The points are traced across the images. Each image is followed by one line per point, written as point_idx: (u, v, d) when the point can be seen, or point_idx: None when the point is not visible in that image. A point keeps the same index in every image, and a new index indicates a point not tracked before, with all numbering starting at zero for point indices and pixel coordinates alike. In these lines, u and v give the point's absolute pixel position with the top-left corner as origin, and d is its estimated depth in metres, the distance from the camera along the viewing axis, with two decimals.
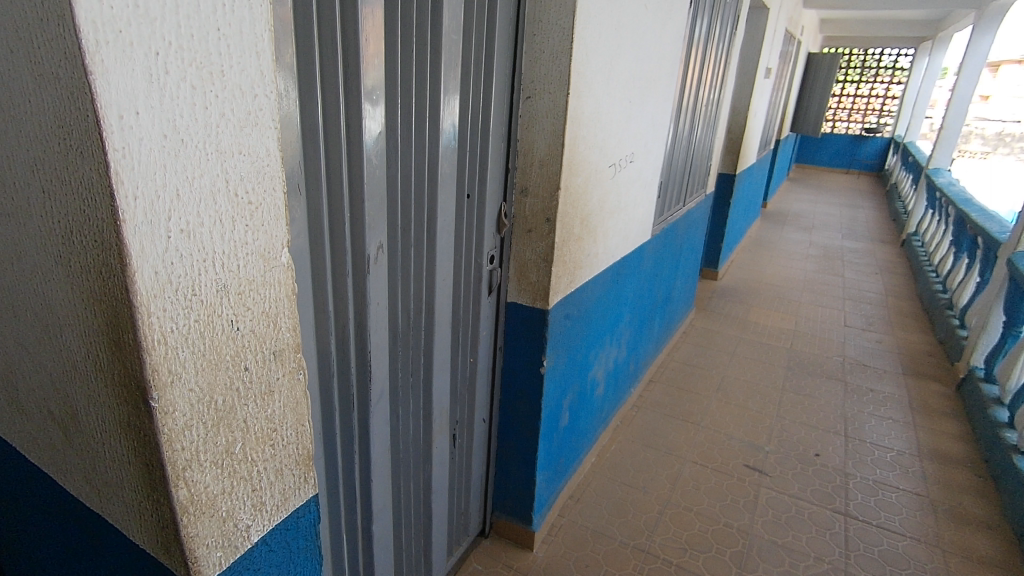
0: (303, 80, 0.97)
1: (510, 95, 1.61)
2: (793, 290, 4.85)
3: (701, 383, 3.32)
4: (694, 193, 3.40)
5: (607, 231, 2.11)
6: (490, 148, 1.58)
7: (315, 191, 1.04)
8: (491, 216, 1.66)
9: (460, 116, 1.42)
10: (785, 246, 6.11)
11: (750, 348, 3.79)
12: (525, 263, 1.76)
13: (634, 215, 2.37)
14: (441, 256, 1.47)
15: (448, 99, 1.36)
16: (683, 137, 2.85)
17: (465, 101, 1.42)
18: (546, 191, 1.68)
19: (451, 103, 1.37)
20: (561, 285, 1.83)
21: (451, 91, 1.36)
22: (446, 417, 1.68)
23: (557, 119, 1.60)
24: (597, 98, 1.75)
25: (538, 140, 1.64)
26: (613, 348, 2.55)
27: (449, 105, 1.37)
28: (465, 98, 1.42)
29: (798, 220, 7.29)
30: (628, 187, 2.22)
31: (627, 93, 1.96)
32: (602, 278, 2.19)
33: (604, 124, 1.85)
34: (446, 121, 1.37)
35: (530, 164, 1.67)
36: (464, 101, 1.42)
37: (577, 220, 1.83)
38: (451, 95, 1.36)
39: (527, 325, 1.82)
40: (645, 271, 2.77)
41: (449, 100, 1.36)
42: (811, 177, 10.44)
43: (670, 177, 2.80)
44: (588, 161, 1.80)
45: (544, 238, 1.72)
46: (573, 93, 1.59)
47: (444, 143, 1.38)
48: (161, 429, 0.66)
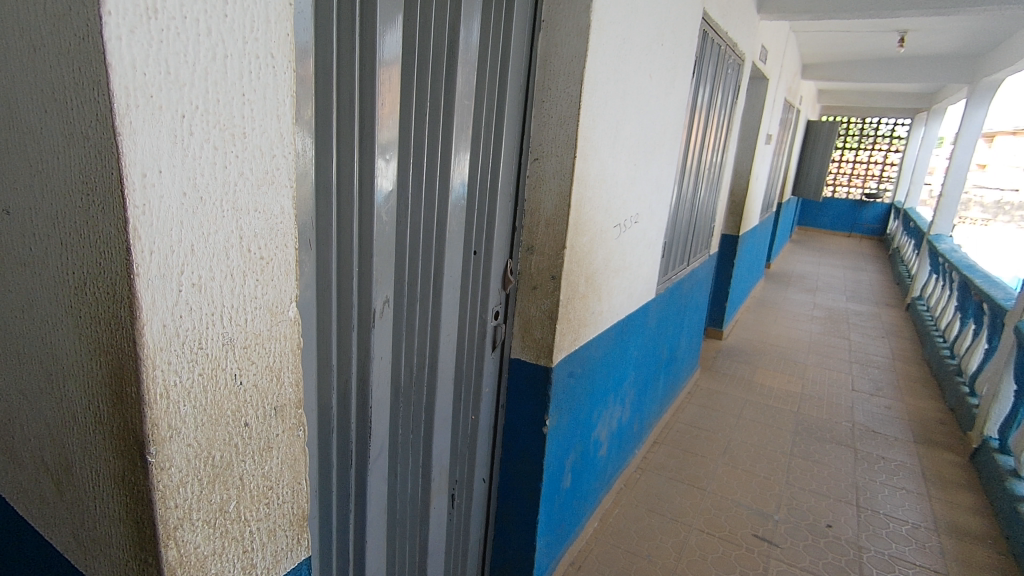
0: (320, 140, 1.01)
1: (519, 156, 1.66)
2: (798, 352, 4.81)
3: (707, 446, 3.25)
4: (698, 254, 3.43)
5: (611, 289, 2.12)
6: (498, 207, 1.61)
7: (325, 246, 1.06)
8: (496, 272, 1.68)
9: (469, 176, 1.46)
10: (789, 307, 6.11)
11: (756, 411, 3.72)
12: (529, 320, 1.77)
13: (639, 274, 2.38)
14: (447, 311, 1.48)
15: (458, 160, 1.40)
16: (686, 199, 2.90)
17: (475, 162, 1.47)
18: (552, 250, 1.70)
19: (461, 164, 1.41)
20: (565, 343, 1.82)
21: (461, 152, 1.40)
22: (446, 477, 1.64)
23: (564, 180, 1.64)
24: (603, 161, 1.80)
25: (545, 201, 1.67)
26: (617, 408, 2.51)
27: (459, 166, 1.41)
28: (475, 159, 1.46)
29: (802, 282, 7.32)
30: (633, 247, 2.24)
31: (632, 156, 2.02)
32: (606, 337, 2.18)
33: (610, 185, 1.90)
34: (455, 180, 1.40)
35: (537, 223, 1.70)
36: (474, 162, 1.46)
37: (582, 278, 1.84)
38: (461, 156, 1.40)
39: (530, 383, 1.80)
40: (650, 330, 2.76)
41: (459, 161, 1.40)
42: (814, 240, 10.55)
43: (674, 237, 2.84)
44: (594, 221, 1.83)
45: (549, 295, 1.72)
46: (579, 156, 1.64)
47: (453, 201, 1.41)
48: (155, 485, 0.64)
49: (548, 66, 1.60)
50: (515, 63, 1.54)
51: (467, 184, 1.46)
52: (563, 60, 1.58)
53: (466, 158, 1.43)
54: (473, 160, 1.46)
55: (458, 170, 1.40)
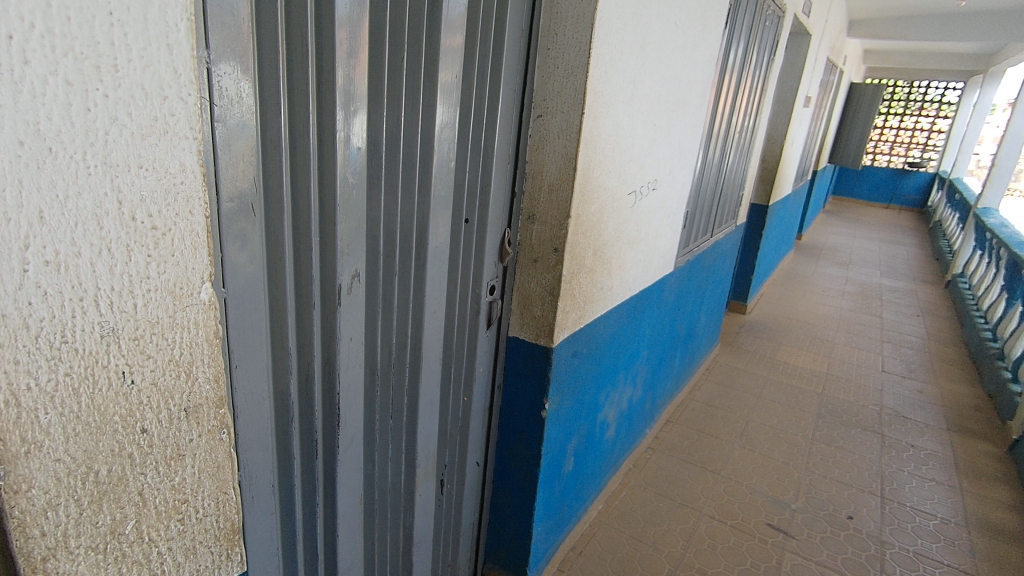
0: (267, 88, 0.85)
1: (520, 113, 1.47)
2: (827, 329, 4.57)
3: (724, 427, 3.10)
4: (723, 224, 3.21)
5: (624, 263, 1.94)
6: (496, 169, 1.43)
7: (275, 213, 0.91)
8: (493, 243, 1.51)
9: (459, 134, 1.28)
10: (820, 282, 5.82)
11: (778, 391, 3.54)
12: (529, 295, 1.61)
13: (655, 246, 2.19)
14: (432, 285, 1.33)
15: (445, 113, 1.22)
16: (713, 165, 2.67)
17: (466, 117, 1.29)
18: (555, 219, 1.52)
19: (448, 118, 1.23)
20: (569, 321, 1.66)
21: (449, 105, 1.22)
22: (433, 462, 1.53)
23: (570, 140, 1.44)
24: (616, 119, 1.60)
25: (548, 163, 1.49)
26: (627, 387, 2.37)
27: (446, 122, 1.23)
28: (466, 114, 1.29)
29: (833, 255, 6.98)
30: (649, 216, 2.05)
31: (651, 114, 1.81)
32: (616, 315, 2.01)
33: (625, 147, 1.69)
34: (441, 137, 1.23)
35: (539, 189, 1.52)
36: (464, 118, 1.29)
37: (589, 250, 1.66)
38: (448, 109, 1.23)
39: (529, 363, 1.66)
40: (666, 305, 2.58)
41: (446, 115, 1.22)
42: (850, 211, 10.07)
43: (698, 206, 2.62)
44: (604, 187, 1.64)
45: (551, 269, 1.56)
46: (588, 112, 1.44)
47: (440, 163, 1.24)
48: (8, 513, 0.51)
49: (554, 8, 1.39)
50: (515, 4, 1.34)
51: (457, 142, 1.28)
52: (571, 1, 1.37)
53: (455, 112, 1.25)
54: (464, 117, 1.28)
55: (445, 125, 1.23)
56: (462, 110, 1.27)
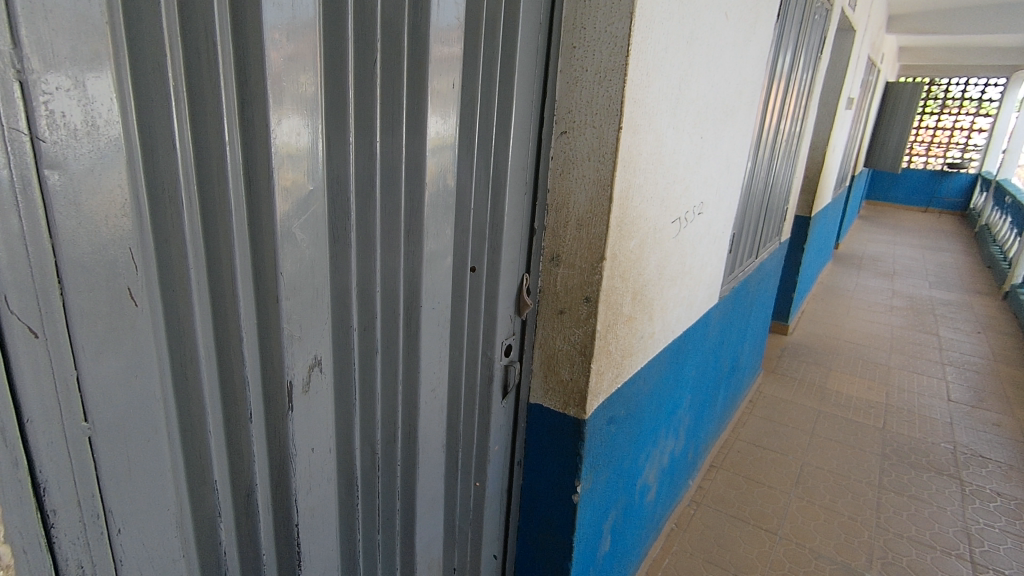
0: (151, 107, 0.54)
1: (539, 129, 1.15)
2: (878, 351, 4.17)
3: (775, 474, 2.74)
4: (768, 243, 2.86)
5: (666, 303, 1.61)
6: (510, 200, 1.12)
7: (178, 295, 0.60)
8: (508, 292, 1.19)
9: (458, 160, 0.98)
10: (864, 296, 5.40)
11: (832, 428, 3.17)
12: (554, 355, 1.29)
13: (700, 279, 1.86)
14: (429, 357, 1.02)
15: (439, 134, 0.91)
16: (759, 179, 2.33)
17: (467, 138, 0.98)
18: (585, 261, 1.20)
19: (444, 140, 0.93)
20: (604, 384, 1.34)
21: (444, 122, 0.92)
22: (437, 570, 1.21)
23: (602, 162, 1.13)
24: (659, 133, 1.28)
25: (576, 192, 1.17)
26: (669, 441, 2.03)
27: (441, 144, 0.92)
28: (466, 134, 0.98)
29: (874, 265, 6.54)
30: (695, 245, 1.72)
31: (698, 124, 1.48)
32: (657, 364, 1.69)
33: (668, 166, 1.37)
34: (435, 165, 0.92)
35: (564, 224, 1.21)
36: (465, 139, 0.98)
37: (627, 295, 1.34)
38: (444, 128, 0.92)
39: (556, 437, 1.34)
40: (711, 341, 2.25)
41: (440, 136, 0.92)
42: (886, 216, 9.57)
43: (744, 226, 2.28)
44: (645, 217, 1.32)
45: (581, 323, 1.24)
46: (626, 126, 1.12)
47: (434, 199, 0.93)
48: None
49: None
50: None
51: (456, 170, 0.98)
52: None
53: (453, 132, 0.95)
54: (464, 137, 0.98)
55: (440, 149, 0.92)
56: (461, 129, 0.97)
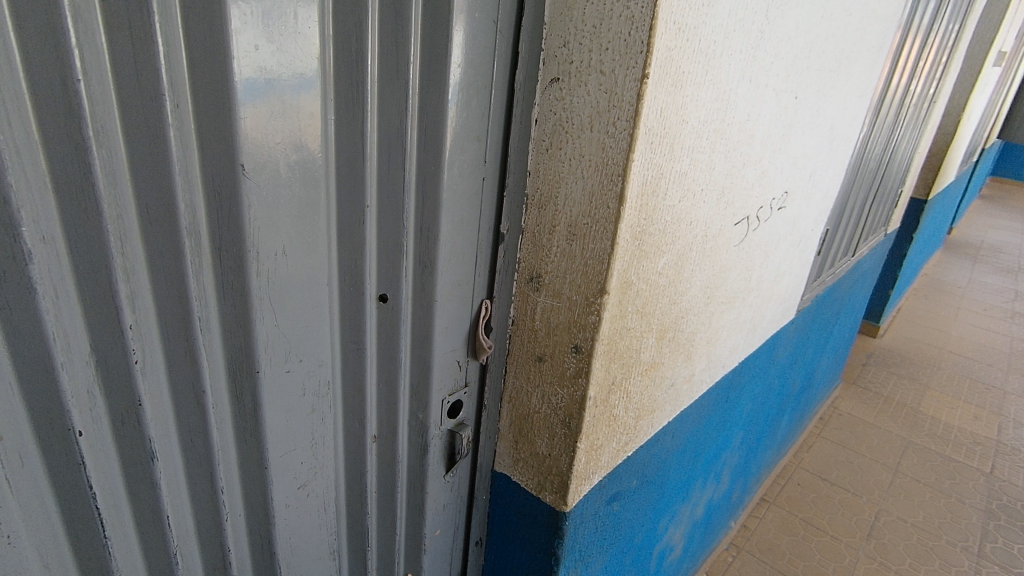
0: None
1: (512, 70, 0.69)
2: (991, 370, 3.45)
3: (841, 520, 2.25)
4: (870, 236, 2.25)
5: (716, 333, 1.14)
6: (454, 189, 0.68)
7: None
8: (454, 329, 0.77)
9: (331, 121, 0.55)
10: (979, 295, 4.56)
11: (923, 467, 2.60)
12: (527, 416, 0.88)
13: (770, 295, 1.36)
14: (287, 441, 0.63)
15: (274, 70, 0.48)
16: (872, 157, 1.74)
17: (351, 81, 0.55)
18: (577, 292, 0.75)
19: (289, 84, 0.49)
20: (601, 461, 0.91)
21: (287, 49, 0.48)
22: None
23: (612, 136, 0.66)
24: (725, 88, 0.79)
25: (569, 180, 0.71)
26: (707, 490, 1.60)
27: (281, 92, 0.49)
28: (348, 72, 0.55)
29: (994, 257, 5.55)
30: (769, 251, 1.22)
31: (793, 79, 0.96)
32: (695, 412, 1.24)
33: (734, 143, 0.87)
34: (269, 131, 0.49)
35: (549, 229, 0.76)
36: (345, 82, 0.55)
37: (649, 336, 0.89)
38: (286, 60, 0.49)
39: (526, 523, 0.94)
40: (778, 365, 1.75)
41: (279, 75, 0.48)
42: (1014, 198, 8.22)
43: (842, 220, 1.71)
44: (688, 220, 0.85)
45: (565, 382, 0.80)
46: (659, 72, 0.64)
47: (271, 192, 0.51)
48: None
49: None
50: None
51: (326, 138, 0.55)
52: None
53: (313, 70, 0.51)
54: (343, 79, 0.55)
55: (279, 101, 0.49)
56: (336, 65, 0.54)
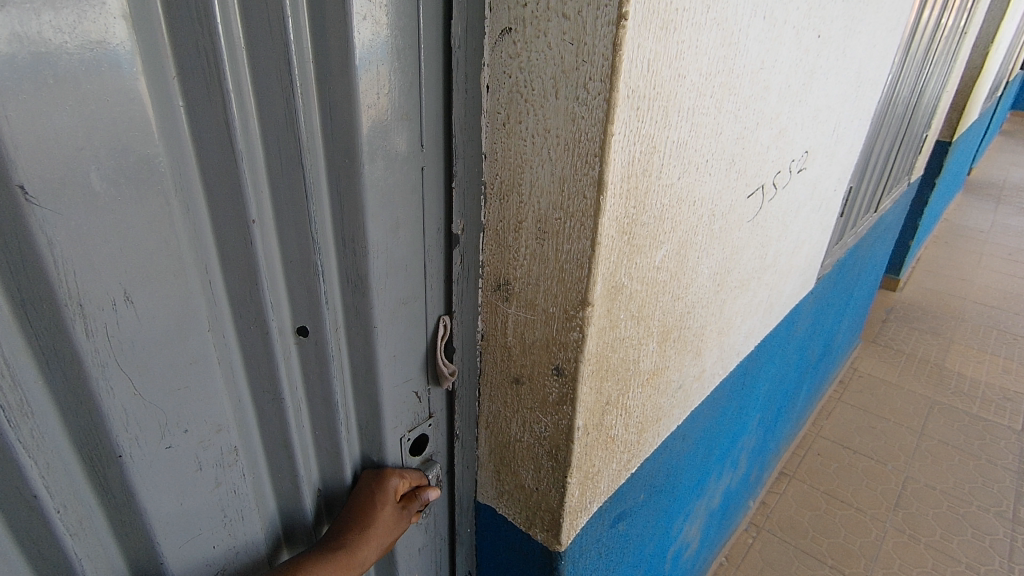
0: None
1: (447, 22, 0.52)
2: (1020, 318, 3.28)
3: (865, 492, 2.13)
4: (894, 187, 2.06)
5: (729, 322, 0.99)
6: (381, 187, 0.52)
7: None
8: (405, 357, 0.63)
9: (176, 112, 0.40)
10: (1004, 239, 4.34)
11: (950, 428, 2.46)
12: (507, 445, 0.73)
13: (789, 268, 1.20)
14: (182, 525, 0.50)
15: (49, 43, 0.33)
16: (900, 100, 1.54)
17: (198, 52, 0.39)
18: (553, 304, 0.60)
19: (83, 63, 0.34)
20: (598, 490, 0.77)
21: (66, 9, 0.33)
22: None
23: (584, 102, 0.49)
24: (734, 29, 0.61)
25: (534, 163, 0.55)
26: (724, 478, 1.47)
27: (72, 75, 0.34)
28: (192, 39, 0.39)
29: (1019, 197, 5.29)
30: (787, 222, 1.06)
31: (817, 11, 0.78)
32: (707, 408, 1.09)
33: (745, 97, 0.70)
34: (61, 130, 0.34)
35: (514, 226, 0.60)
36: (189, 55, 0.39)
37: (650, 341, 0.74)
38: (70, 26, 0.33)
39: (515, 561, 0.81)
40: (797, 338, 1.60)
41: (60, 51, 0.33)
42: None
43: (866, 174, 1.53)
44: (691, 199, 0.68)
45: (547, 410, 0.66)
46: (643, 10, 0.47)
47: (89, 216, 0.37)
48: None
49: None
50: None
51: (172, 137, 0.40)
52: None
53: (122, 38, 0.36)
54: (185, 51, 0.39)
55: (71, 85, 0.34)
56: (168, 31, 0.38)
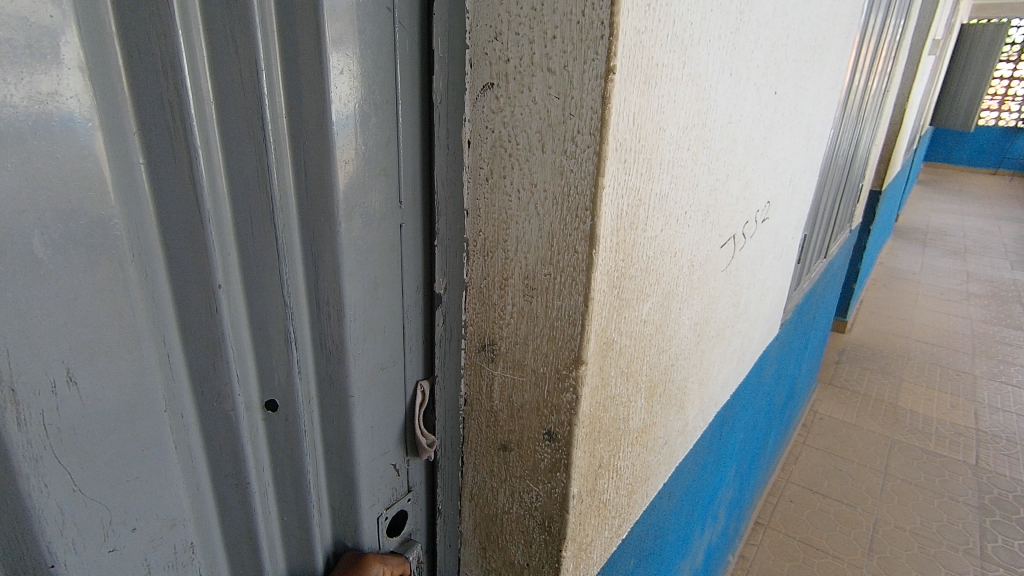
0: None
1: (428, 77, 0.51)
2: (959, 355, 3.45)
3: (840, 538, 2.11)
4: (839, 234, 2.17)
5: (708, 372, 0.98)
6: (359, 246, 0.49)
7: None
8: (384, 426, 0.57)
9: (135, 168, 0.36)
10: (934, 280, 4.63)
11: (911, 466, 2.51)
12: (493, 518, 0.68)
13: (758, 315, 1.21)
14: None
15: None
16: (840, 153, 1.64)
17: (162, 104, 0.36)
18: (544, 364, 0.57)
19: (28, 117, 0.30)
20: (592, 560, 0.72)
21: (14, 57, 0.29)
22: None
23: (572, 155, 0.48)
24: (707, 85, 0.62)
25: (519, 218, 0.53)
26: (706, 534, 1.43)
27: (15, 130, 0.30)
28: (156, 90, 0.36)
29: (941, 241, 5.69)
30: (755, 270, 1.08)
31: (774, 71, 0.82)
32: (689, 463, 1.06)
33: (717, 150, 0.72)
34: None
35: (499, 283, 0.57)
36: (151, 107, 0.36)
37: (639, 397, 0.71)
38: (16, 75, 0.30)
39: None
40: (765, 385, 1.62)
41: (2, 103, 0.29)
42: (946, 182, 8.60)
43: (816, 223, 1.60)
44: (673, 250, 0.68)
45: (539, 477, 0.61)
46: (629, 65, 0.46)
47: (27, 286, 0.32)
48: None
49: None
50: None
51: (129, 195, 0.36)
52: None
53: (77, 90, 0.32)
54: (148, 103, 0.36)
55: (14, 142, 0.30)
56: (129, 82, 0.35)
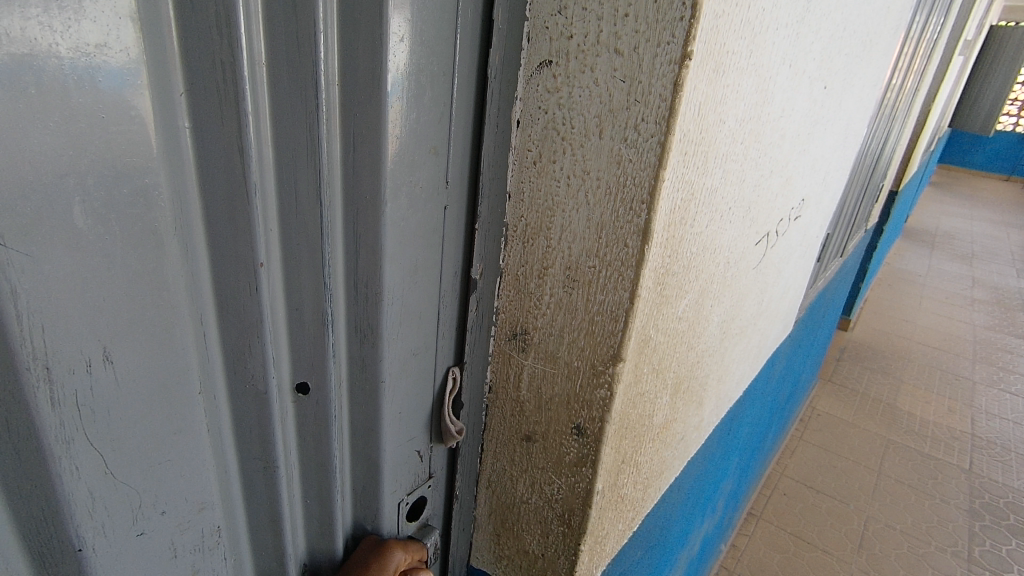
0: None
1: (484, 51, 0.48)
2: (960, 360, 3.45)
3: (830, 533, 2.13)
4: (856, 233, 2.15)
5: (727, 369, 0.96)
6: (403, 227, 0.46)
7: None
8: (412, 413, 0.56)
9: (180, 133, 0.34)
10: (940, 283, 4.62)
11: (904, 467, 2.53)
12: (511, 507, 0.67)
13: (777, 314, 1.20)
14: None
15: (36, 44, 0.26)
16: (869, 152, 1.60)
17: (212, 63, 0.33)
18: (579, 358, 0.55)
19: (70, 71, 0.28)
20: (605, 553, 0.71)
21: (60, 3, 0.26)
22: None
23: (633, 144, 0.45)
24: (767, 78, 0.59)
25: (567, 206, 0.51)
26: (704, 524, 1.44)
27: (58, 85, 0.27)
28: (207, 49, 0.33)
29: (949, 245, 5.67)
30: (781, 268, 1.05)
31: (826, 65, 0.78)
32: (699, 458, 1.06)
33: (766, 145, 0.69)
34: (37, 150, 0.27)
35: (538, 272, 0.55)
36: (201, 67, 0.33)
37: (665, 394, 0.70)
38: (62, 22, 0.27)
39: None
40: (773, 382, 1.61)
41: (44, 54, 0.27)
42: (958, 185, 8.53)
43: (839, 222, 1.58)
44: (714, 247, 0.65)
45: (563, 471, 0.60)
46: (702, 53, 0.43)
47: (66, 259, 0.30)
48: None
49: None
50: None
51: (174, 163, 0.34)
52: None
53: (127, 45, 0.30)
54: (197, 63, 0.33)
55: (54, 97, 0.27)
56: (179, 38, 0.32)
